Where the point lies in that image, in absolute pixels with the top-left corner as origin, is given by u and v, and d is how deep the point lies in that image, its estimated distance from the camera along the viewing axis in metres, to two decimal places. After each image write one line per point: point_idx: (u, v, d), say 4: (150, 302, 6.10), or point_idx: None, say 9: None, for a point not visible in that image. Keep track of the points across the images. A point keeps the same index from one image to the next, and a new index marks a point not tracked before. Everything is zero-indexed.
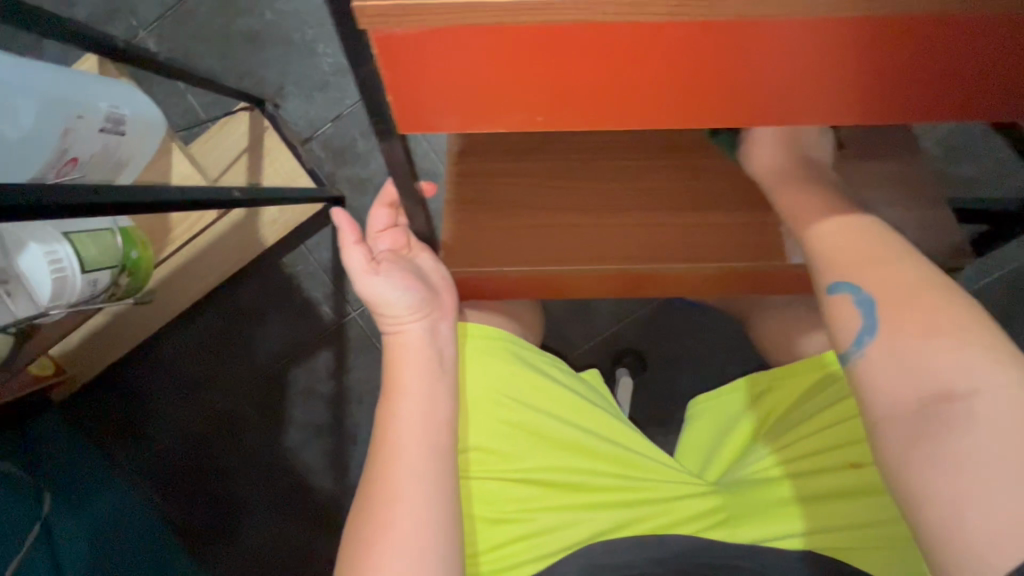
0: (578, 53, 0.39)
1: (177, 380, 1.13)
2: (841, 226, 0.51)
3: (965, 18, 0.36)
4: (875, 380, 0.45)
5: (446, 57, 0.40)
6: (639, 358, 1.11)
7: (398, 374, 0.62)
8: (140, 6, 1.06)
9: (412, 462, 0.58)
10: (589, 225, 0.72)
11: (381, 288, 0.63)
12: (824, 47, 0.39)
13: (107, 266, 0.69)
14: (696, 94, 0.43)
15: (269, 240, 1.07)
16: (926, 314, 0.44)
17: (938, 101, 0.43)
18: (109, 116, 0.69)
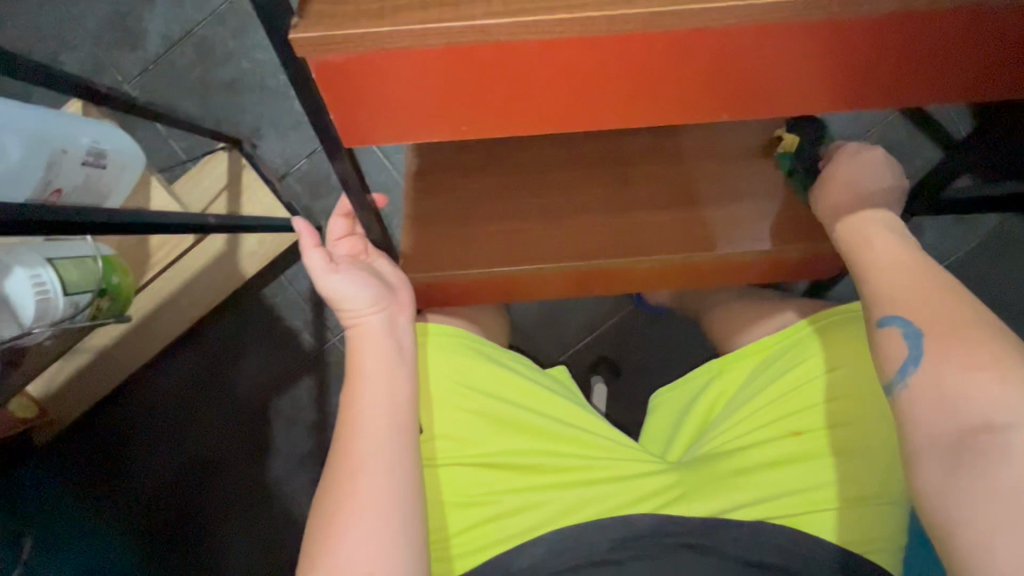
0: (538, 65, 0.41)
1: (157, 418, 1.12)
2: (885, 253, 0.54)
3: (876, 19, 0.40)
4: (922, 410, 0.46)
5: (398, 73, 0.41)
6: (611, 365, 1.06)
7: (357, 364, 0.55)
8: (122, 59, 1.05)
9: (370, 453, 0.50)
10: (549, 225, 0.69)
11: (348, 294, 0.56)
12: (751, 41, 0.41)
13: (89, 292, 0.63)
14: (695, 96, 0.45)
15: (250, 269, 1.06)
16: (973, 348, 0.45)
17: (875, 90, 0.46)
18: (91, 150, 0.63)
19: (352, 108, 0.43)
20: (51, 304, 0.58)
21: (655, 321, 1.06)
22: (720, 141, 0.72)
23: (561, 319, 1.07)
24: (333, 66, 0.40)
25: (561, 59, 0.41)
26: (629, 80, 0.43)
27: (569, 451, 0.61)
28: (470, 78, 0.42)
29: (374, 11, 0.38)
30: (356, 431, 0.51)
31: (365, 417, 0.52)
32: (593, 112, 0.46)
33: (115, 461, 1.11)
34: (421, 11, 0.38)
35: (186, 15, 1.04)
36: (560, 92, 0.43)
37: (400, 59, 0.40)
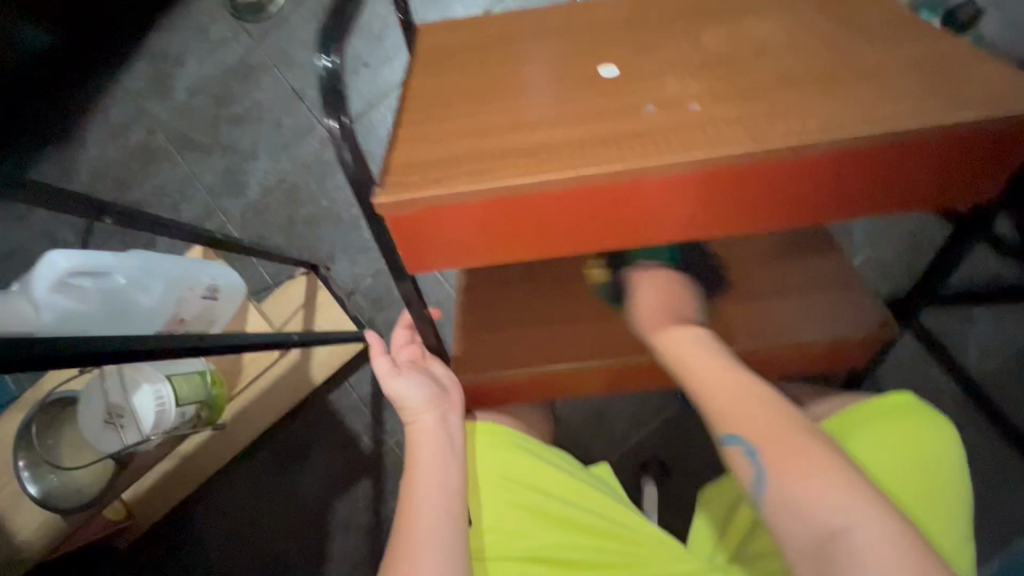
0: (569, 204, 0.49)
1: (225, 521, 1.19)
2: (701, 361, 0.58)
3: (868, 146, 0.46)
4: (781, 523, 0.48)
5: (448, 220, 0.49)
6: (661, 465, 1.04)
7: (412, 458, 0.61)
8: (227, 203, 1.27)
9: (424, 543, 0.54)
10: (584, 329, 0.76)
11: (408, 394, 0.64)
12: (758, 175, 0.48)
13: (195, 400, 0.74)
14: (709, 217, 0.51)
15: (319, 377, 1.18)
16: (801, 455, 0.49)
17: (883, 200, 0.51)
18: (207, 287, 0.76)
19: (414, 243, 0.52)
20: (165, 413, 0.69)
21: (700, 416, 1.07)
22: (742, 245, 0.78)
23: (606, 417, 1.10)
24: (402, 216, 0.49)
25: (588, 198, 0.48)
26: (649, 206, 0.49)
27: (612, 546, 0.63)
28: (512, 215, 0.49)
29: (434, 177, 0.48)
30: (411, 523, 0.56)
31: (419, 511, 0.56)
32: (619, 233, 0.52)
33: (186, 563, 1.17)
34: (473, 174, 0.48)
35: (281, 167, 1.28)
36: (588, 221, 0.50)
37: (454, 208, 0.48)
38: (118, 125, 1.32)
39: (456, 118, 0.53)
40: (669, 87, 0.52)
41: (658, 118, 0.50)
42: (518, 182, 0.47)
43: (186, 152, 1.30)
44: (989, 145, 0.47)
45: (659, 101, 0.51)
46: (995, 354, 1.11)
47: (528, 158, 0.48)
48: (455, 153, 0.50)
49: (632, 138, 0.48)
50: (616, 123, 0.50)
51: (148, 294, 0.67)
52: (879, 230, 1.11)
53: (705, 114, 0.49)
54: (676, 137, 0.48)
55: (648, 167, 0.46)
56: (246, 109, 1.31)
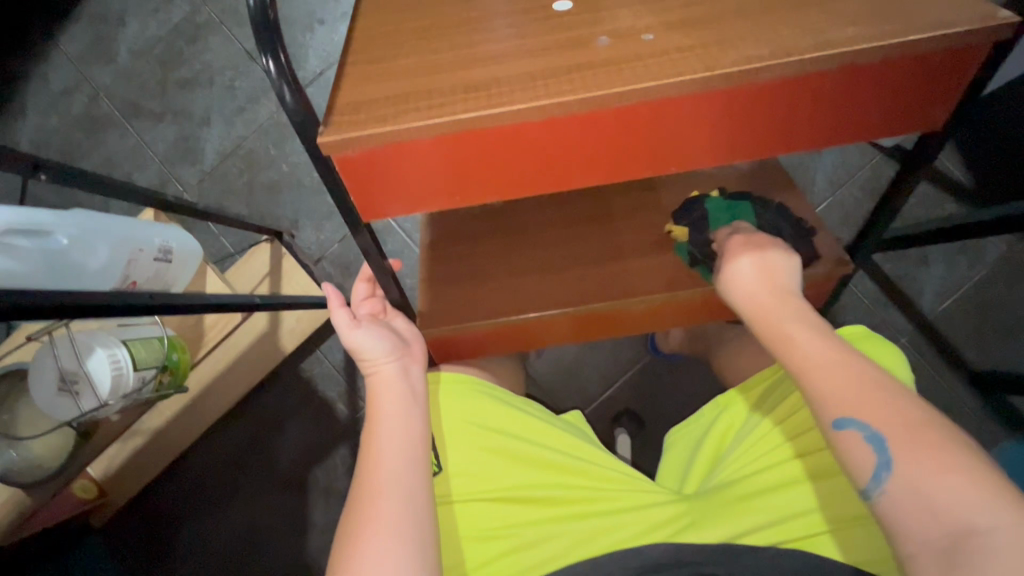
0: (520, 140, 0.48)
1: (202, 494, 1.18)
2: (809, 340, 0.53)
3: (815, 71, 0.46)
4: (903, 517, 0.43)
5: (398, 160, 0.49)
6: (634, 415, 1.08)
7: (375, 405, 0.61)
8: (184, 173, 1.23)
9: (389, 483, 0.55)
10: (550, 277, 0.77)
11: (368, 345, 0.64)
12: (704, 105, 0.48)
13: (154, 366, 0.72)
14: (655, 153, 0.51)
15: (289, 345, 1.15)
16: (935, 451, 0.44)
17: (832, 130, 0.52)
18: (161, 248, 0.74)
19: (365, 188, 0.51)
20: (122, 378, 0.67)
21: (670, 367, 1.10)
22: (701, 191, 0.79)
23: (581, 372, 1.11)
24: (350, 158, 0.48)
25: (536, 132, 0.48)
26: (596, 141, 0.49)
27: (580, 481, 0.65)
28: (460, 154, 0.49)
29: (379, 115, 0.47)
30: (376, 465, 0.56)
31: (380, 462, 0.57)
32: (569, 173, 0.52)
33: (164, 537, 1.17)
34: (415, 112, 0.46)
35: (237, 132, 1.23)
36: (538, 159, 0.50)
37: (401, 148, 0.47)
38: (57, 91, 1.25)
39: (402, 56, 0.51)
40: (621, 17, 0.51)
41: (609, 49, 0.48)
42: (464, 116, 0.46)
43: (135, 119, 1.24)
44: (930, 64, 0.47)
45: (611, 32, 0.50)
46: (949, 295, 1.16)
47: (474, 93, 0.47)
48: (398, 91, 0.48)
49: (581, 69, 0.47)
50: (566, 56, 0.49)
51: (94, 255, 0.64)
52: (839, 176, 1.13)
53: (656, 43, 0.48)
54: (626, 67, 0.47)
55: (595, 97, 0.45)
56: (195, 72, 1.24)
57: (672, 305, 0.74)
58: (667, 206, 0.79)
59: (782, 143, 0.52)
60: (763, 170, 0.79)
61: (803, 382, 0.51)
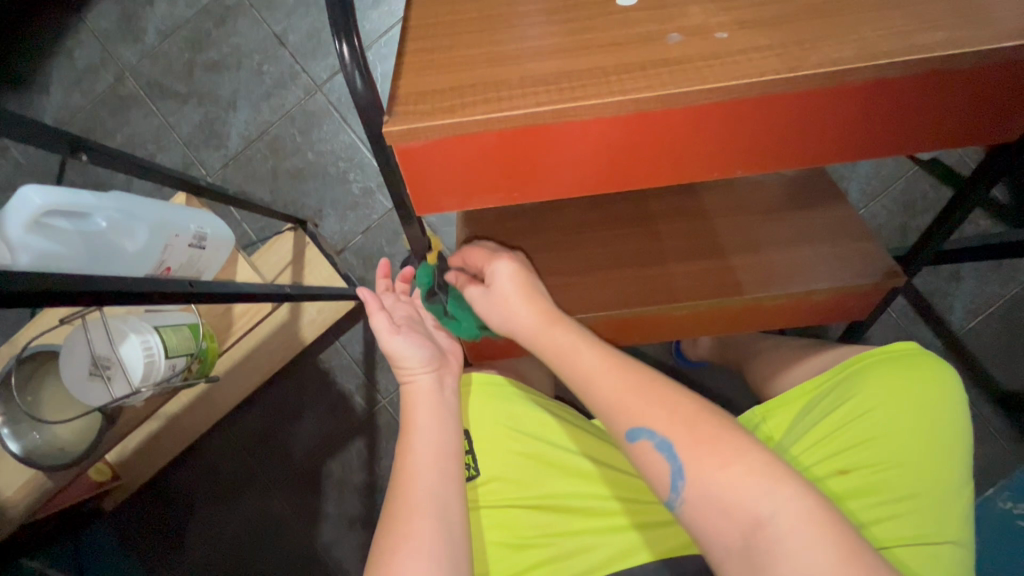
0: (587, 137, 0.47)
1: (214, 481, 1.18)
2: (582, 361, 0.53)
3: (891, 80, 0.45)
4: (702, 520, 0.45)
5: (458, 154, 0.47)
6: None
7: (410, 414, 0.60)
8: (208, 157, 1.22)
9: (424, 491, 0.54)
10: (589, 278, 0.75)
11: (406, 353, 0.62)
12: (775, 111, 0.46)
13: (186, 354, 0.71)
14: (720, 157, 0.50)
15: (309, 336, 1.14)
16: (717, 446, 0.46)
17: (896, 140, 0.51)
18: (195, 235, 0.72)
19: (420, 181, 0.50)
20: (154, 365, 0.66)
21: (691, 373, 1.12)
22: (743, 197, 0.77)
23: None
24: (411, 149, 0.46)
25: (605, 130, 0.46)
26: (662, 143, 0.48)
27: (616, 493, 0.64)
28: (524, 148, 0.47)
29: (446, 105, 0.45)
30: (409, 476, 0.55)
31: (416, 466, 0.56)
32: (633, 173, 0.51)
33: (174, 523, 1.16)
34: (484, 102, 0.45)
35: (263, 117, 1.21)
36: (601, 159, 0.49)
37: (462, 141, 0.46)
38: (82, 67, 1.24)
39: (465, 46, 0.49)
40: (693, 14, 0.49)
41: (681, 47, 0.47)
42: (536, 111, 0.44)
43: (160, 100, 1.23)
44: (1014, 75, 0.46)
45: (682, 29, 0.48)
46: (979, 314, 1.14)
47: (545, 85, 0.45)
48: (463, 81, 0.47)
49: (653, 64, 0.46)
50: (636, 52, 0.47)
51: (133, 239, 0.63)
52: (875, 188, 1.11)
53: (731, 42, 0.46)
54: (700, 64, 0.45)
55: (671, 97, 0.44)
56: (223, 55, 1.23)
57: (711, 312, 0.73)
58: (710, 211, 0.77)
59: (849, 152, 0.51)
60: (810, 181, 0.77)
61: (590, 394, 0.51)
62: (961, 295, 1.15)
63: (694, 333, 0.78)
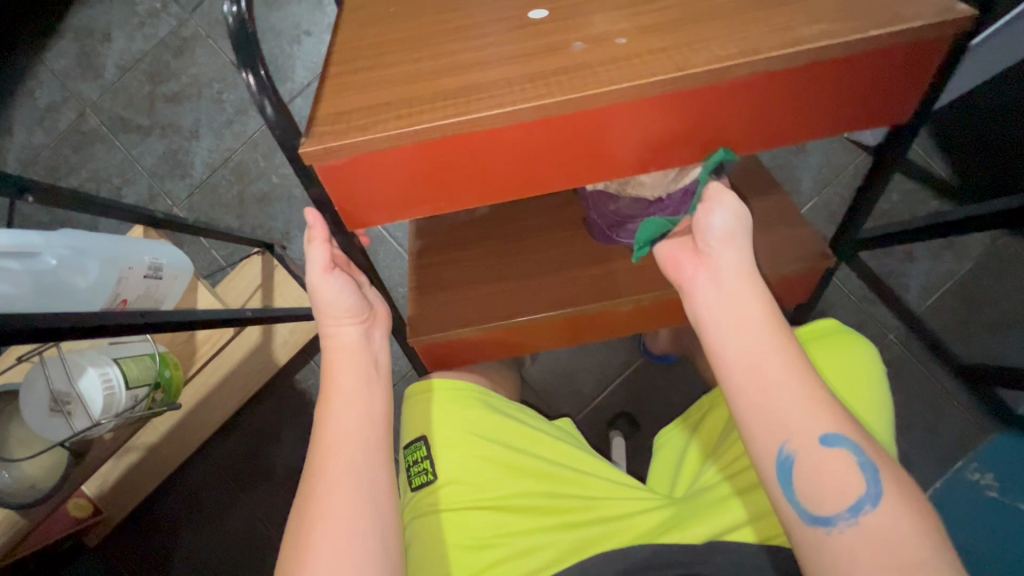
0: (500, 147, 0.49)
1: (199, 507, 1.18)
2: (786, 372, 0.51)
3: (775, 73, 0.48)
4: (870, 549, 0.45)
5: (379, 167, 0.49)
6: (631, 419, 1.13)
7: (334, 376, 0.60)
8: (174, 186, 1.23)
9: (343, 465, 0.55)
10: (536, 283, 0.78)
11: (337, 298, 0.60)
12: (671, 107, 0.49)
13: (148, 385, 0.73)
14: (629, 155, 0.52)
15: (283, 356, 1.15)
16: (909, 492, 0.48)
17: (793, 126, 0.53)
18: (151, 265, 0.74)
19: (346, 195, 0.52)
20: (114, 397, 0.67)
21: (660, 367, 1.16)
22: None
23: (577, 375, 1.18)
24: (331, 167, 0.48)
25: (514, 137, 0.49)
26: (572, 148, 0.51)
27: (567, 491, 0.67)
28: (445, 162, 0.50)
29: (359, 125, 0.47)
30: (338, 455, 0.56)
31: (341, 448, 0.56)
32: (553, 175, 0.53)
33: (162, 552, 1.17)
34: (397, 119, 0.47)
35: (227, 145, 1.23)
36: (518, 165, 0.51)
37: (382, 156, 0.48)
38: (44, 106, 1.25)
39: (383, 66, 0.52)
40: (596, 23, 0.51)
41: (584, 53, 0.49)
42: (447, 124, 0.46)
43: (123, 134, 1.24)
44: (888, 61, 0.49)
45: (586, 37, 0.50)
46: (935, 291, 1.18)
47: (453, 100, 0.48)
48: (377, 101, 0.49)
49: (557, 73, 0.48)
50: (544, 62, 0.49)
51: (84, 276, 0.64)
52: (828, 175, 1.15)
53: (631, 47, 0.49)
54: (599, 70, 0.47)
55: (566, 100, 0.46)
56: (183, 85, 1.24)
57: (660, 304, 0.76)
58: None
59: (750, 142, 0.54)
60: (751, 175, 0.80)
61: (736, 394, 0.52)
62: (917, 274, 1.18)
63: (647, 327, 0.82)
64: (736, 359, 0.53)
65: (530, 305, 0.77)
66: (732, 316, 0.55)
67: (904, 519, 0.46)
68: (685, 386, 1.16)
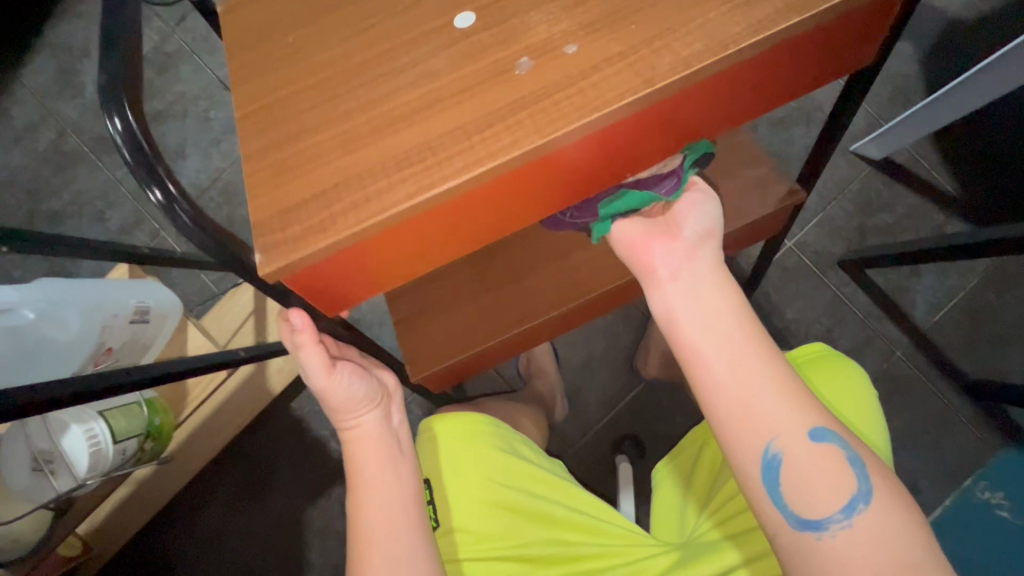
0: (472, 207, 0.50)
1: (194, 543, 1.15)
2: (781, 404, 0.50)
3: (709, 79, 0.49)
4: (861, 545, 0.46)
5: (350, 258, 0.50)
6: (637, 443, 1.11)
7: (356, 465, 0.58)
8: (160, 209, 1.18)
9: (379, 553, 0.55)
10: (513, 291, 0.83)
11: (349, 394, 0.57)
12: (619, 130, 0.50)
13: (135, 434, 0.69)
14: (596, 172, 0.54)
15: (277, 385, 1.12)
16: (894, 484, 0.49)
17: (737, 108, 0.55)
18: (136, 310, 0.70)
19: (319, 292, 0.53)
20: (101, 453, 0.64)
21: (667, 389, 1.14)
22: None
23: (582, 398, 1.16)
24: (296, 276, 0.48)
25: (481, 196, 0.49)
26: (544, 190, 0.52)
27: (578, 539, 0.65)
28: (419, 230, 0.50)
29: (316, 224, 0.47)
30: (372, 540, 0.56)
31: (372, 534, 0.56)
32: (540, 211, 0.55)
33: None
34: (355, 210, 0.47)
35: (214, 165, 1.18)
36: (499, 210, 0.52)
37: (344, 251, 0.48)
38: (22, 127, 1.20)
39: (343, 120, 0.51)
40: (537, 30, 0.50)
41: (533, 75, 0.48)
42: (406, 204, 0.46)
43: (104, 155, 1.19)
44: (815, 34, 0.50)
45: (531, 51, 0.49)
46: (942, 306, 1.16)
47: (408, 164, 0.47)
48: (324, 184, 0.48)
49: (515, 107, 0.48)
50: (492, 91, 0.49)
51: (65, 330, 0.60)
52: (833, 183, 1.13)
53: (581, 58, 0.48)
54: (561, 99, 0.47)
55: (514, 159, 0.46)
56: (167, 103, 1.20)
57: (613, 292, 0.83)
58: None
59: (698, 133, 0.56)
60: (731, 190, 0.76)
61: (732, 425, 0.51)
62: (922, 288, 1.17)
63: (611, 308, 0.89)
64: (716, 353, 0.52)
65: (523, 315, 0.82)
66: (706, 310, 0.54)
67: (891, 521, 0.47)
68: (689, 408, 1.14)
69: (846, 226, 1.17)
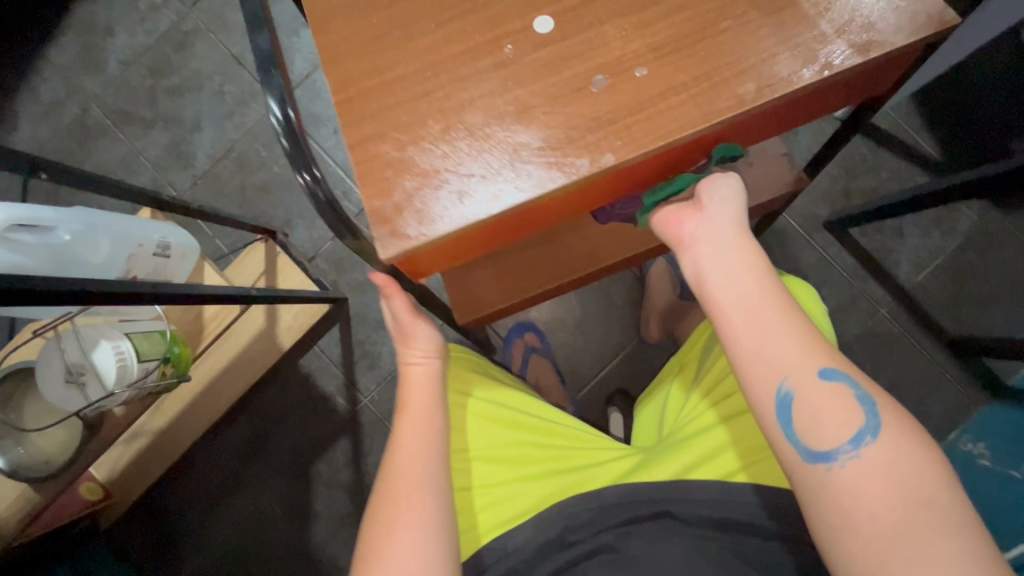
0: (549, 206, 0.60)
1: (206, 492, 1.21)
2: (794, 344, 0.52)
3: (752, 113, 0.58)
4: (873, 479, 0.47)
5: (445, 245, 0.60)
6: (628, 399, 1.16)
7: (411, 403, 0.66)
8: (176, 177, 1.25)
9: (414, 466, 0.60)
10: (548, 245, 0.88)
11: (423, 336, 0.70)
12: (676, 147, 0.59)
13: (156, 358, 0.75)
14: (645, 170, 0.63)
15: (286, 341, 1.18)
16: (905, 421, 0.50)
17: (764, 128, 0.65)
18: (159, 243, 0.77)
19: (416, 265, 0.63)
20: (127, 369, 0.70)
21: (660, 348, 1.19)
22: None
23: (575, 355, 1.20)
24: (405, 258, 0.58)
25: (559, 200, 0.59)
26: (607, 187, 0.62)
27: (558, 443, 0.71)
28: (498, 226, 0.60)
29: (421, 216, 0.57)
30: (408, 457, 0.61)
31: (411, 453, 0.61)
32: (584, 201, 0.64)
33: (171, 532, 1.19)
34: (448, 203, 0.56)
35: (227, 135, 1.26)
36: (568, 205, 0.62)
37: (445, 241, 0.58)
38: (48, 101, 1.27)
39: (411, 106, 0.59)
40: (612, 48, 0.59)
41: (609, 92, 0.58)
42: (500, 212, 0.56)
43: (125, 127, 1.27)
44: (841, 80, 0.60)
45: (606, 69, 0.58)
46: (925, 265, 1.20)
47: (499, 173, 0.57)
48: (410, 177, 0.57)
49: (591, 128, 0.57)
50: (569, 104, 0.58)
51: (97, 250, 0.67)
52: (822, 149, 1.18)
53: (650, 82, 0.58)
54: (632, 127, 0.57)
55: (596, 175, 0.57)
56: (184, 78, 1.27)
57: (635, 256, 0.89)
58: None
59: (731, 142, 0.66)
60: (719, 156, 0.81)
61: (750, 365, 0.53)
62: (907, 249, 1.21)
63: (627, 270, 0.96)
64: (734, 306, 0.55)
65: (556, 270, 0.88)
66: (731, 268, 0.57)
67: (900, 450, 0.48)
68: None
69: (832, 189, 1.22)
